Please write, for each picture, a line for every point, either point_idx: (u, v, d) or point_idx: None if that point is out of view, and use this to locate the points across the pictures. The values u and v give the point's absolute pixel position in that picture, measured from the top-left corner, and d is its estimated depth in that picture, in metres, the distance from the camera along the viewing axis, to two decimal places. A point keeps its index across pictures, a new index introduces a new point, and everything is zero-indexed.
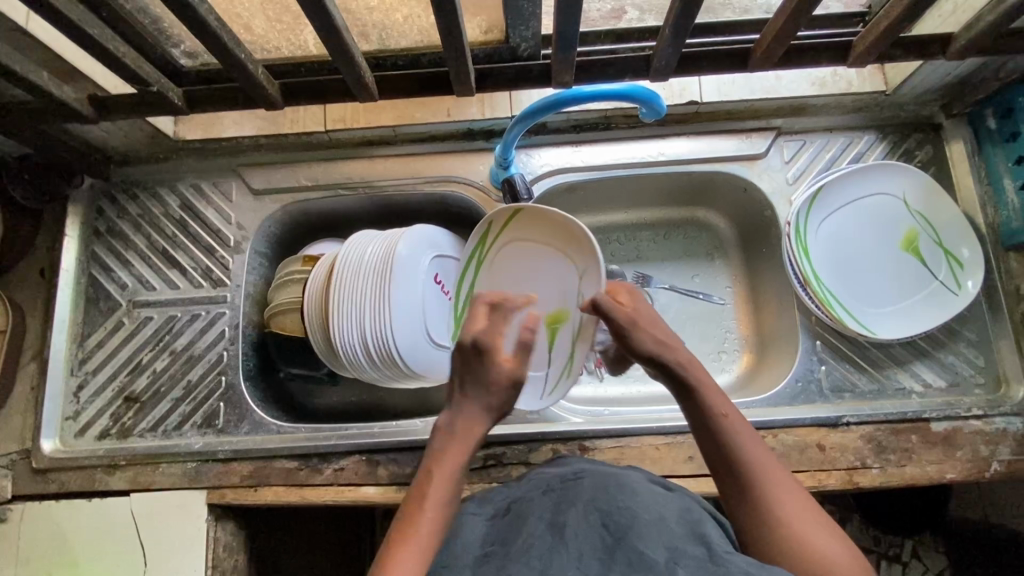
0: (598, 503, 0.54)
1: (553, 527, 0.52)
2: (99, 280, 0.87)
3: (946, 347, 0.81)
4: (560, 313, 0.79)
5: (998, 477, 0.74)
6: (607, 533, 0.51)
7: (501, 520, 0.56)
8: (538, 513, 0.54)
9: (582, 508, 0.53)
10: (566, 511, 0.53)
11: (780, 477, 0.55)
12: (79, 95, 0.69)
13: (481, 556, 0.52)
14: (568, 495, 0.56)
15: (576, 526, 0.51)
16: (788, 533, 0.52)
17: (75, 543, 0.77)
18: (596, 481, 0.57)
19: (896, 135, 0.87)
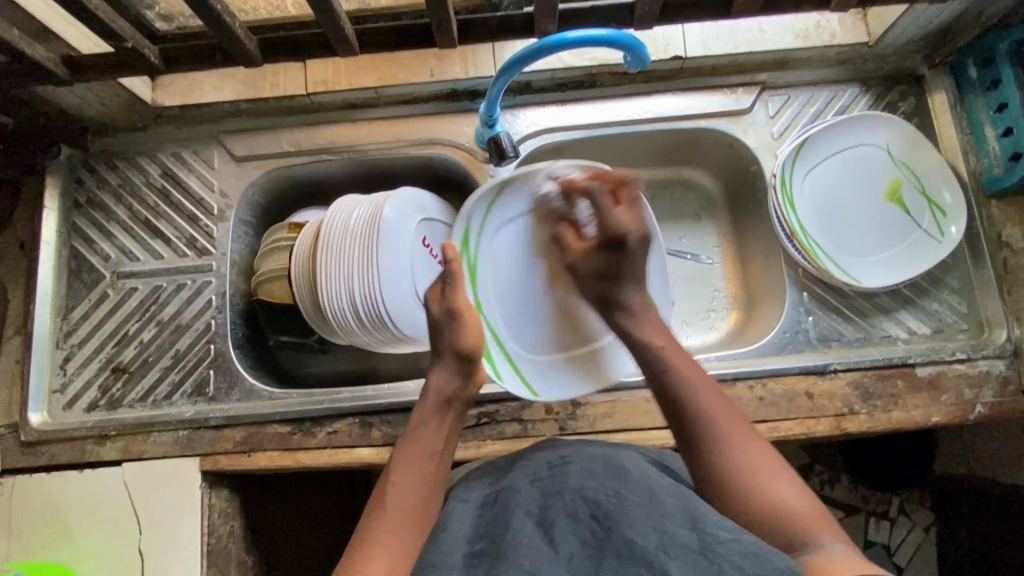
0: (586, 491, 0.54)
1: (541, 524, 0.52)
2: (81, 252, 0.86)
3: (930, 294, 0.82)
4: None
5: (982, 419, 0.76)
6: (596, 525, 0.51)
7: (489, 508, 0.58)
8: (523, 509, 0.54)
9: (569, 500, 0.54)
10: (552, 507, 0.54)
11: (733, 435, 0.59)
12: (52, 55, 0.67)
13: (471, 555, 0.53)
14: (555, 485, 0.56)
15: (562, 526, 0.52)
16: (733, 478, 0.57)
17: (68, 514, 0.76)
18: (586, 467, 0.57)
19: (879, 87, 0.87)
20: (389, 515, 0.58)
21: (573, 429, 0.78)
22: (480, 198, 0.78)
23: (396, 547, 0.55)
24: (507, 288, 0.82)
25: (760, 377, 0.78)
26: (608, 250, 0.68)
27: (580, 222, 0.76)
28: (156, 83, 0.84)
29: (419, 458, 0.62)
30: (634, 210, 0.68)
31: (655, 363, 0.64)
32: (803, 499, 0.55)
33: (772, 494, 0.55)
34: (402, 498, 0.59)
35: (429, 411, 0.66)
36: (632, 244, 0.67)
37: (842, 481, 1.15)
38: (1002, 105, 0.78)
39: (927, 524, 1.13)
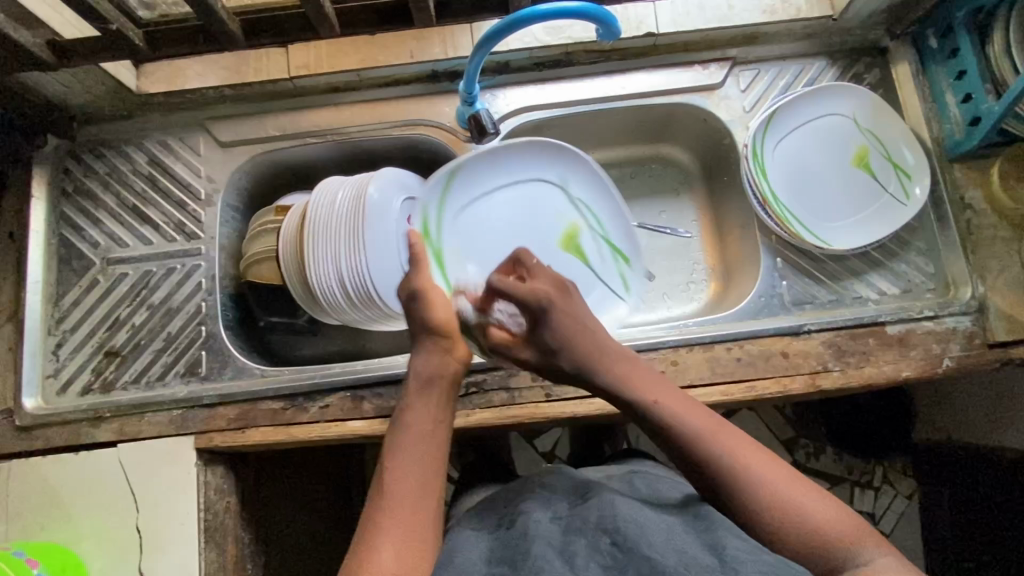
0: (605, 522, 0.58)
1: (563, 553, 0.55)
2: (70, 240, 0.87)
3: (897, 256, 0.85)
4: (571, 228, 0.91)
5: (950, 373, 0.79)
6: (617, 551, 0.55)
7: (503, 530, 0.62)
8: (544, 539, 0.57)
9: (590, 530, 0.57)
10: (574, 540, 0.56)
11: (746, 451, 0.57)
12: (38, 40, 0.69)
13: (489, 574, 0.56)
14: (578, 522, 0.59)
15: (585, 555, 0.54)
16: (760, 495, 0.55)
17: (64, 496, 0.78)
18: (606, 503, 0.60)
19: (845, 60, 0.90)
20: (394, 508, 0.56)
21: (559, 395, 0.81)
22: (431, 186, 0.83)
23: (405, 543, 0.55)
24: (481, 265, 0.87)
25: (737, 339, 0.80)
26: (538, 322, 0.68)
27: (504, 323, 0.73)
28: (140, 71, 0.86)
29: (418, 443, 0.61)
30: (545, 268, 0.72)
31: (683, 441, 0.58)
32: (838, 513, 0.54)
33: (804, 510, 0.54)
34: (404, 487, 0.57)
35: (415, 394, 0.65)
36: (555, 304, 0.67)
37: (827, 453, 1.18)
38: (961, 72, 0.82)
39: (910, 492, 1.16)
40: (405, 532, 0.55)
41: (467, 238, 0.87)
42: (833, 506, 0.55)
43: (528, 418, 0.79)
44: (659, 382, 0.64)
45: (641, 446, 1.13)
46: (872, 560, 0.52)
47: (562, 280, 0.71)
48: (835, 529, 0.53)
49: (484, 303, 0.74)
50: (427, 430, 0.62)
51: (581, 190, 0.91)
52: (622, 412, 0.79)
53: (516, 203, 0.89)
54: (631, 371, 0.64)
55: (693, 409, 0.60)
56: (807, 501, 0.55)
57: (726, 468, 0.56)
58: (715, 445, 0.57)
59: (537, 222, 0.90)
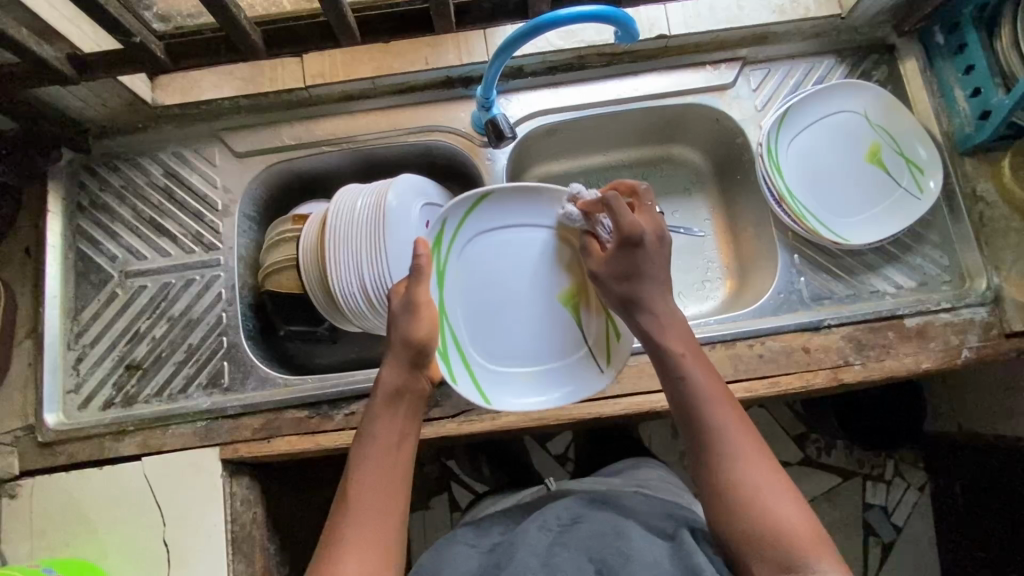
0: (592, 549, 0.62)
1: (547, 565, 0.61)
2: (88, 254, 0.87)
3: (913, 250, 0.86)
4: (575, 292, 0.78)
5: (969, 363, 0.80)
6: (599, 572, 0.60)
7: (493, 553, 0.67)
8: (531, 549, 0.63)
9: (575, 552, 0.62)
10: (560, 553, 0.62)
11: (742, 436, 0.60)
12: (59, 54, 0.69)
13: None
14: (565, 539, 0.64)
15: (568, 574, 0.60)
16: (737, 479, 0.59)
17: (89, 511, 0.77)
18: (595, 526, 0.65)
19: (853, 58, 0.91)
20: (357, 524, 0.58)
21: (583, 396, 0.81)
22: (456, 204, 0.72)
23: (363, 558, 0.56)
24: (469, 295, 0.75)
25: (758, 335, 0.81)
26: (627, 246, 0.67)
27: (602, 238, 0.74)
28: (155, 83, 0.86)
29: (385, 459, 0.61)
30: (650, 213, 0.70)
31: (685, 397, 0.63)
32: (802, 517, 0.57)
33: (769, 506, 0.57)
34: (367, 502, 0.59)
35: (384, 405, 0.64)
36: (648, 240, 0.67)
37: (839, 447, 1.19)
38: (970, 67, 0.83)
39: (922, 484, 1.17)
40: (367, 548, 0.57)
41: (469, 271, 0.75)
42: (802, 511, 0.57)
43: (554, 420, 0.80)
44: (689, 338, 0.66)
45: (655, 446, 1.13)
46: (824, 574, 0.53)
47: (661, 224, 0.69)
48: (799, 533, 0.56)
49: (591, 220, 0.74)
50: (392, 445, 0.62)
51: (592, 250, 0.79)
52: (647, 411, 0.80)
53: (529, 251, 0.77)
54: (673, 324, 0.67)
55: (704, 369, 0.64)
56: (780, 500, 0.58)
57: (717, 442, 0.60)
58: (715, 416, 0.61)
59: (532, 278, 0.77)
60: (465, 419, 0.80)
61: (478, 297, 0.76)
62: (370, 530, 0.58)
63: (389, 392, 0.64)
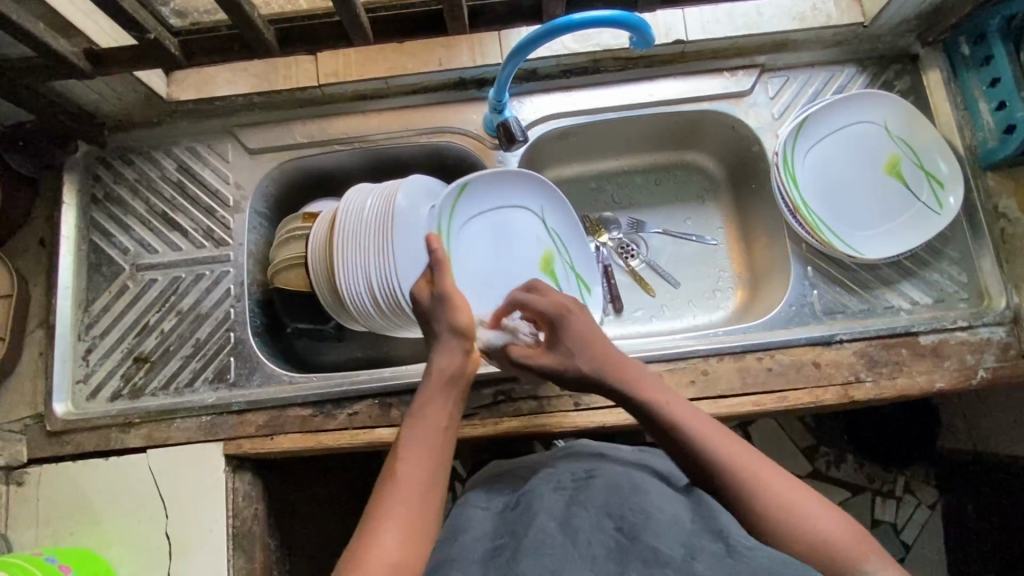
0: (612, 508, 0.57)
1: (565, 527, 0.54)
2: (100, 246, 0.87)
3: (931, 265, 0.84)
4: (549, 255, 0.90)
5: (984, 384, 0.78)
6: (622, 534, 0.54)
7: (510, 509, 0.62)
8: (547, 512, 0.57)
9: (594, 513, 0.57)
10: (578, 514, 0.56)
11: (745, 459, 0.60)
12: (75, 49, 0.70)
13: (491, 550, 0.54)
14: (580, 498, 0.59)
15: (587, 530, 0.54)
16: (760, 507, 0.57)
17: (94, 501, 0.78)
18: (610, 485, 0.61)
19: (875, 68, 0.90)
20: (404, 489, 0.57)
21: (587, 404, 0.80)
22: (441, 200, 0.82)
23: (404, 526, 0.54)
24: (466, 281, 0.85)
25: (767, 348, 0.80)
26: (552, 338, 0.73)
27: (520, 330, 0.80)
28: (170, 79, 0.86)
29: (432, 438, 0.63)
30: (550, 300, 0.75)
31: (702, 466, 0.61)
32: (841, 520, 0.56)
33: (806, 522, 0.55)
34: (415, 472, 0.59)
35: (437, 389, 0.67)
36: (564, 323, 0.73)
37: (848, 461, 1.16)
38: (995, 80, 0.81)
39: (933, 502, 1.15)
40: (407, 513, 0.56)
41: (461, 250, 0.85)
42: (841, 517, 0.56)
43: (557, 427, 0.79)
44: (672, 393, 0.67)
45: None
46: (871, 573, 0.52)
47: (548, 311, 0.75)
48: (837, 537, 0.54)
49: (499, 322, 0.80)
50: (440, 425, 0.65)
51: (556, 222, 0.91)
52: None
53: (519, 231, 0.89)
54: (638, 376, 0.68)
55: (700, 420, 0.64)
56: (815, 512, 0.56)
57: (728, 470, 0.59)
58: (720, 448, 0.61)
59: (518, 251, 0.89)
60: (468, 423, 0.80)
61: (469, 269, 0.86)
62: (418, 494, 0.57)
63: (444, 377, 0.68)
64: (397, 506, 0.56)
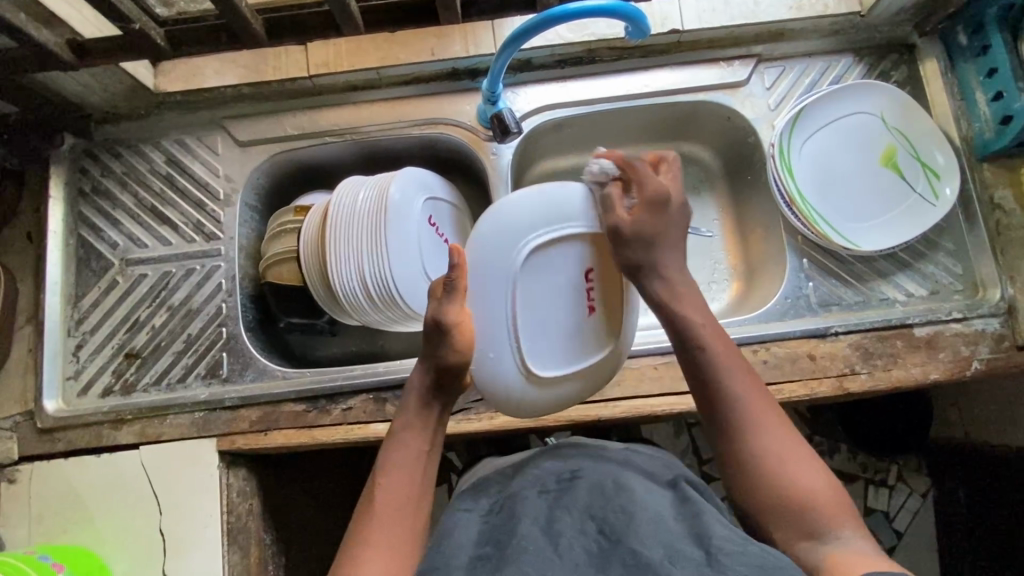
0: (594, 509, 0.58)
1: (548, 532, 0.56)
2: (89, 241, 0.86)
3: (926, 257, 0.84)
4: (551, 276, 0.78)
5: (978, 375, 0.78)
6: (603, 538, 0.55)
7: (494, 515, 0.62)
8: (530, 517, 0.58)
9: (577, 516, 0.58)
10: (560, 520, 0.57)
11: (762, 409, 0.61)
12: (58, 39, 0.68)
13: (475, 557, 0.56)
14: (565, 501, 0.60)
15: (569, 536, 0.55)
16: (753, 447, 0.59)
17: (87, 498, 0.77)
18: (594, 485, 0.62)
19: (872, 57, 0.89)
20: (383, 525, 0.57)
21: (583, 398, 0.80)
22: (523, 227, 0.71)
23: (387, 553, 0.55)
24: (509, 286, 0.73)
25: (763, 341, 0.80)
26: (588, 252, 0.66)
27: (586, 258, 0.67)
28: (158, 69, 0.84)
29: (412, 462, 0.61)
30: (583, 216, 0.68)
31: (719, 392, 0.61)
32: (821, 483, 0.57)
33: (791, 479, 0.57)
34: (393, 500, 0.59)
35: (415, 412, 0.64)
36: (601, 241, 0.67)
37: (841, 451, 1.17)
38: (992, 69, 0.80)
39: (925, 491, 1.16)
40: (387, 543, 0.56)
41: (431, 237, 0.83)
42: (826, 478, 0.57)
43: (553, 421, 0.79)
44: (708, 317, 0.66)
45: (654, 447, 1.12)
46: (845, 538, 0.54)
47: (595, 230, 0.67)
48: (824, 497, 0.56)
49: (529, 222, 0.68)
50: (421, 451, 0.62)
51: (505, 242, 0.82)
52: (647, 415, 0.79)
53: None
54: (687, 293, 0.65)
55: (721, 340, 0.64)
56: (801, 467, 0.58)
57: (740, 416, 0.60)
58: (738, 385, 0.62)
59: None
60: (463, 417, 0.80)
61: (440, 258, 0.84)
62: (396, 523, 0.58)
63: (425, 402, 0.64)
64: (375, 534, 0.56)
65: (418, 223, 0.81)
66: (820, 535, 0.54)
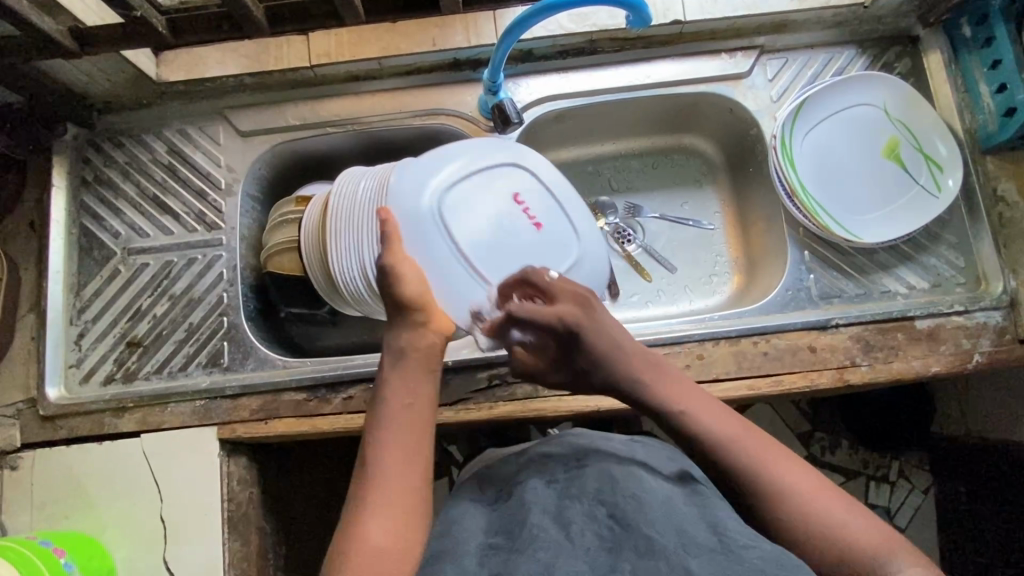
0: (604, 495, 0.58)
1: (559, 520, 0.55)
2: (91, 230, 0.87)
3: (928, 250, 0.84)
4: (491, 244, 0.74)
5: (980, 368, 0.78)
6: (615, 524, 0.54)
7: (502, 505, 0.62)
8: (540, 506, 0.57)
9: (587, 504, 0.57)
10: (570, 507, 0.57)
11: (772, 456, 0.58)
12: (60, 26, 0.69)
13: (485, 544, 0.55)
14: (574, 490, 0.59)
15: (581, 524, 0.54)
16: (781, 500, 0.56)
17: (89, 485, 0.78)
18: (602, 474, 0.61)
19: (876, 49, 0.88)
20: (376, 482, 0.57)
21: (582, 388, 0.80)
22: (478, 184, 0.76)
23: (390, 510, 0.55)
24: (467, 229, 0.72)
25: (763, 333, 0.79)
26: (568, 344, 0.70)
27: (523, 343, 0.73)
28: (160, 59, 0.84)
29: (399, 418, 0.61)
30: (563, 285, 0.70)
31: (711, 448, 0.60)
32: (871, 526, 0.54)
33: (845, 532, 0.53)
34: (386, 455, 0.58)
35: (394, 367, 0.64)
36: (586, 325, 0.68)
37: (843, 446, 1.16)
38: (996, 61, 0.80)
39: (926, 487, 1.15)
40: (388, 499, 0.56)
41: (456, 224, 0.72)
42: (864, 516, 0.55)
43: (553, 412, 0.79)
44: (671, 376, 0.67)
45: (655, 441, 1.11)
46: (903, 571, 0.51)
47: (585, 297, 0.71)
48: (866, 538, 0.53)
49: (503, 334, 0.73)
50: (405, 404, 0.61)
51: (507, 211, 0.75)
52: None
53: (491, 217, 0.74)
54: (652, 369, 0.67)
55: (716, 412, 0.62)
56: (832, 509, 0.55)
57: (753, 468, 0.58)
58: (727, 435, 0.60)
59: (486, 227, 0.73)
60: (463, 408, 0.80)
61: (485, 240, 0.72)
62: (392, 476, 0.57)
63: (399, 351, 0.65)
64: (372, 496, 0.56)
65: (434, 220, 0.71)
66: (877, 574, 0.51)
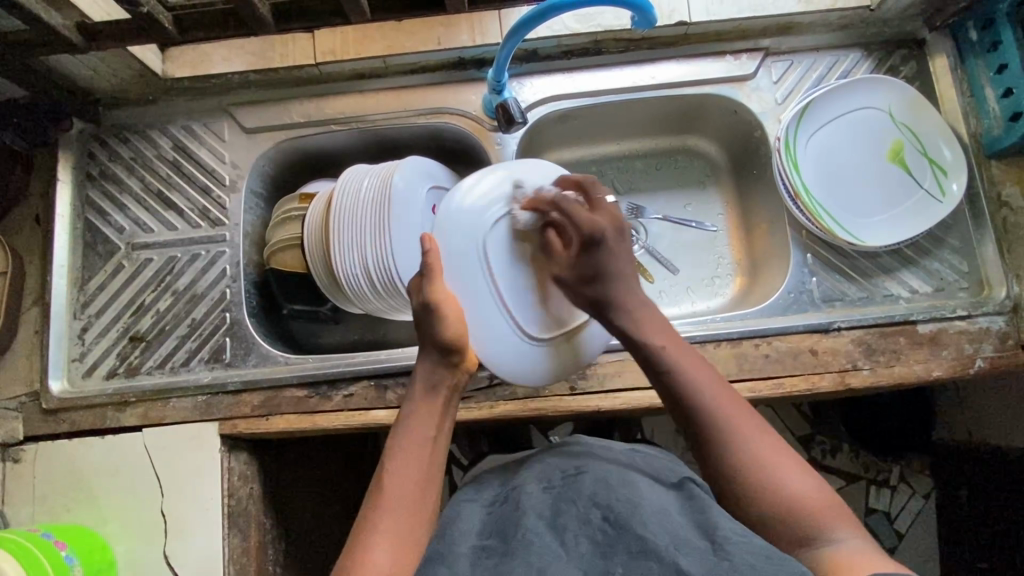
0: (598, 498, 0.57)
1: (552, 526, 0.55)
2: (95, 225, 0.87)
3: (931, 254, 0.83)
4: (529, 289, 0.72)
5: (981, 374, 0.78)
6: (609, 526, 0.54)
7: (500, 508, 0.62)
8: (535, 510, 0.57)
9: (581, 507, 0.57)
10: (565, 512, 0.57)
11: (744, 417, 0.59)
12: (67, 22, 0.69)
13: (478, 546, 0.56)
14: (569, 493, 0.60)
15: (575, 529, 0.54)
16: (744, 453, 0.57)
17: (90, 478, 0.78)
18: (598, 476, 0.61)
19: (881, 52, 0.88)
20: (387, 516, 0.56)
21: (583, 388, 0.80)
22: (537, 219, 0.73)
23: (399, 540, 0.55)
24: (504, 263, 0.70)
25: (764, 335, 0.79)
26: (588, 247, 0.68)
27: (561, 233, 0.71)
28: (166, 55, 0.85)
29: (416, 452, 0.61)
30: (607, 205, 0.71)
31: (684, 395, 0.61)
32: (815, 485, 0.56)
33: (789, 485, 0.55)
34: (401, 489, 0.58)
35: (419, 401, 0.64)
36: (610, 239, 0.69)
37: (844, 450, 1.15)
38: (1002, 66, 0.80)
39: (927, 492, 1.13)
40: (397, 532, 0.56)
41: (497, 259, 0.69)
42: (816, 483, 0.56)
43: (553, 411, 0.79)
44: (668, 329, 0.67)
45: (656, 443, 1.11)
46: (841, 539, 0.52)
47: (620, 219, 0.71)
48: (812, 499, 0.54)
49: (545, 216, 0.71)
50: (428, 439, 0.62)
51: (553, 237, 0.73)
52: (646, 407, 0.79)
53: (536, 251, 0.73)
54: (648, 316, 0.67)
55: (703, 370, 0.63)
56: (789, 472, 0.56)
57: (724, 427, 0.59)
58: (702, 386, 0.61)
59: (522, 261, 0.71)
60: (463, 407, 0.80)
61: (520, 278, 0.71)
62: (404, 509, 0.57)
63: (423, 387, 0.65)
64: (383, 526, 0.56)
65: (478, 256, 0.68)
66: (810, 540, 0.53)
